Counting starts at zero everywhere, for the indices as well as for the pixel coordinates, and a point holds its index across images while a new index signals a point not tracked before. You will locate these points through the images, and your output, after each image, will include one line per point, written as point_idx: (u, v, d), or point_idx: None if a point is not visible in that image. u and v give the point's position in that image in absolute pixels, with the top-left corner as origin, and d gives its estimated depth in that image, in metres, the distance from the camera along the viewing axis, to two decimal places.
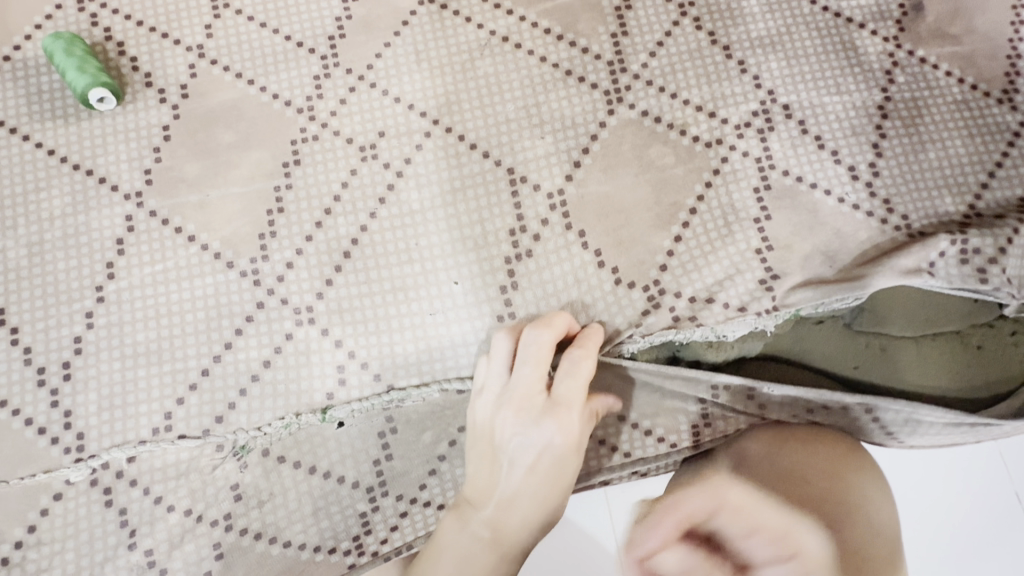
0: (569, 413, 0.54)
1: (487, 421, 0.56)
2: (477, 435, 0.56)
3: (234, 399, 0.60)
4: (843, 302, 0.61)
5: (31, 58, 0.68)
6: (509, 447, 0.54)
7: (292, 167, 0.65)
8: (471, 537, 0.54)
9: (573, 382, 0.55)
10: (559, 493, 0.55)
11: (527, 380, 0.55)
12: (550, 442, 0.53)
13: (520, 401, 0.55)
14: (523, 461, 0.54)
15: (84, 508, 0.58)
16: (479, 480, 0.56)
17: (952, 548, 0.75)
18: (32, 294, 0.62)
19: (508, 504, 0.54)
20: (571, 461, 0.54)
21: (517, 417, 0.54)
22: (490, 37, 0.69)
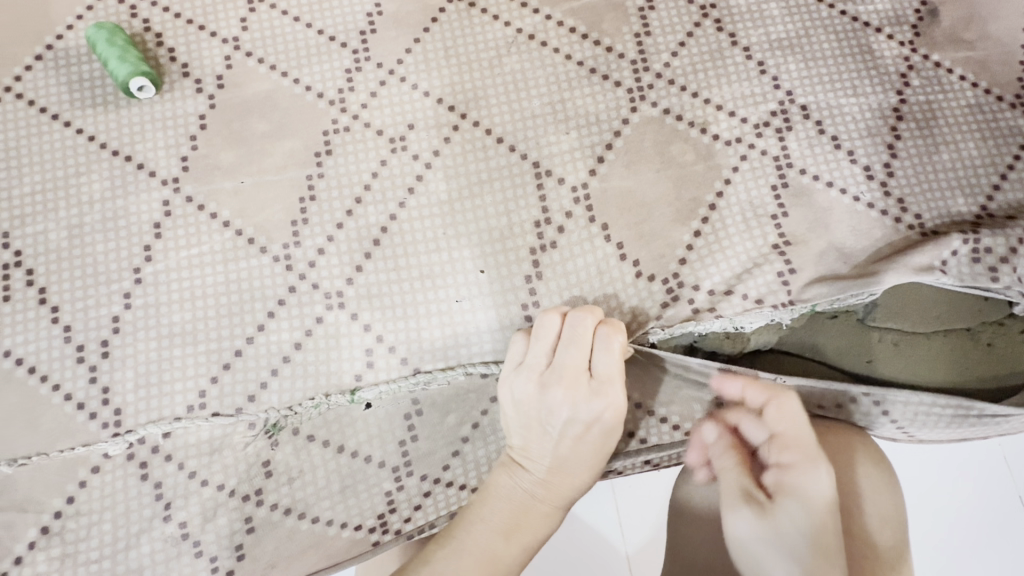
0: (614, 389, 0.57)
1: (532, 400, 0.57)
2: (522, 410, 0.58)
3: (266, 379, 0.62)
4: (858, 298, 0.63)
5: (73, 47, 0.70)
6: (558, 423, 0.56)
7: (324, 157, 0.68)
8: (515, 501, 0.57)
9: (613, 360, 0.57)
10: (600, 463, 0.58)
11: (574, 358, 0.57)
12: (599, 416, 0.56)
13: (568, 380, 0.57)
14: (570, 433, 0.57)
15: (121, 480, 0.60)
16: (524, 450, 0.58)
17: (955, 545, 0.77)
18: (72, 275, 0.64)
19: (557, 472, 0.57)
20: (616, 434, 0.57)
21: (565, 392, 0.56)
22: (516, 35, 0.71)
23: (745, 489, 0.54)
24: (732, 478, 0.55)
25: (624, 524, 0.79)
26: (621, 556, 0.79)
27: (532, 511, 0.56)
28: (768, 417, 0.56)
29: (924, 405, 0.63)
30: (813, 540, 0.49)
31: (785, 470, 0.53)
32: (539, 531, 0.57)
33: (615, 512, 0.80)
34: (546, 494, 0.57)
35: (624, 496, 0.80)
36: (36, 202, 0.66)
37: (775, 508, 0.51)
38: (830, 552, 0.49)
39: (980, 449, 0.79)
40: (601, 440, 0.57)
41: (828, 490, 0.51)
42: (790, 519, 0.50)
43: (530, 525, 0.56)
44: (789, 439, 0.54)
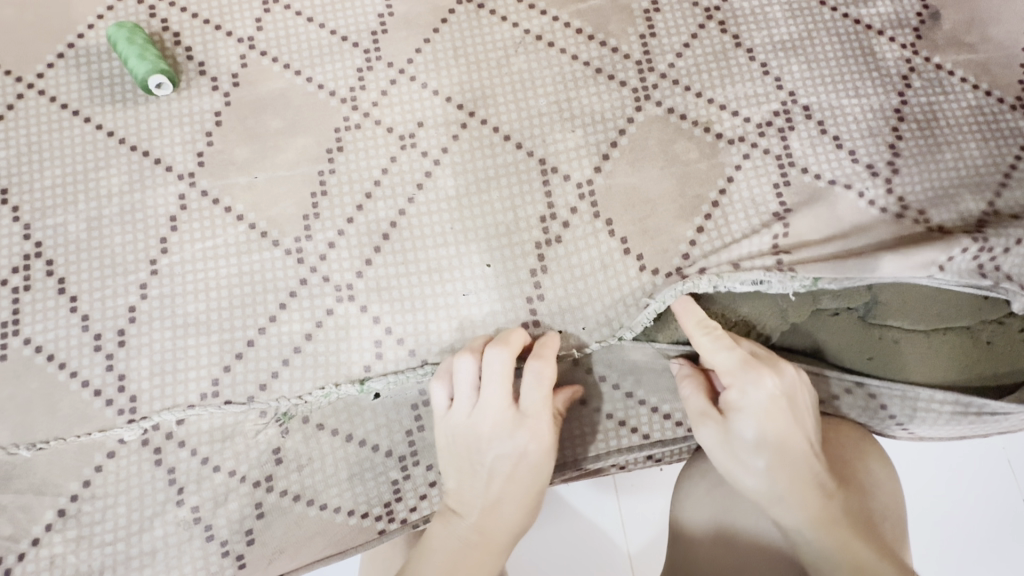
0: (540, 421, 0.58)
1: (460, 438, 0.59)
2: (454, 449, 0.59)
3: (277, 368, 0.64)
4: (853, 282, 0.64)
5: (94, 46, 0.72)
6: (489, 458, 0.58)
7: (335, 153, 0.69)
8: (453, 545, 0.56)
9: (537, 394, 0.59)
10: (535, 502, 0.58)
11: (498, 394, 0.59)
12: (524, 450, 0.58)
13: (492, 416, 0.59)
14: (499, 471, 0.58)
15: (136, 465, 0.62)
16: (458, 492, 0.59)
17: (956, 545, 0.77)
18: (91, 266, 0.66)
19: (490, 513, 0.57)
20: (547, 467, 0.58)
21: (493, 426, 0.58)
22: (524, 36, 0.73)
23: (705, 408, 0.58)
24: (693, 403, 0.59)
25: (626, 521, 0.80)
26: (621, 552, 0.80)
27: (474, 553, 0.55)
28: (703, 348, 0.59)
29: (922, 401, 0.64)
30: (768, 441, 0.54)
31: (737, 390, 0.57)
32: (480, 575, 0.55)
33: (616, 509, 0.81)
34: (482, 538, 0.56)
35: (625, 492, 0.81)
36: (56, 195, 0.68)
37: (732, 422, 0.56)
38: (786, 448, 0.54)
39: (982, 449, 0.80)
40: (531, 474, 0.57)
41: (769, 396, 0.56)
42: (745, 430, 0.55)
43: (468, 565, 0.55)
44: (730, 359, 0.58)
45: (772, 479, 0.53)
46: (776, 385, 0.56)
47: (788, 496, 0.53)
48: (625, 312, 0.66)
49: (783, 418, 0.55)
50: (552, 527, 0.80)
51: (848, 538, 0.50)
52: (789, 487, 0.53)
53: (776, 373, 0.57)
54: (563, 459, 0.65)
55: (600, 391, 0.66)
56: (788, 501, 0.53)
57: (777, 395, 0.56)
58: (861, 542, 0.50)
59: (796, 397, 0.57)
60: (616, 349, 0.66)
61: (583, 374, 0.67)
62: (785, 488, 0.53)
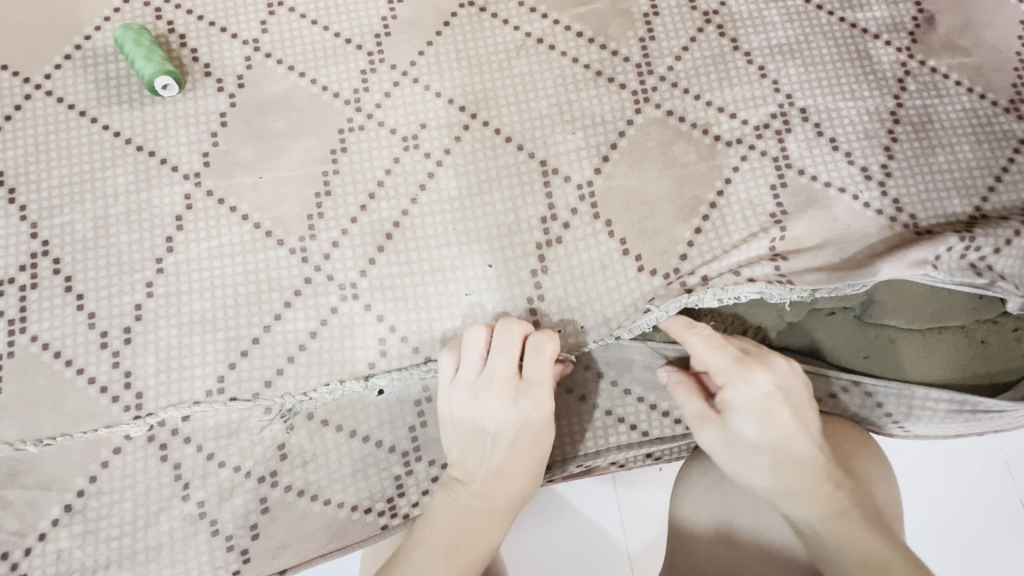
0: (541, 390, 0.58)
1: (463, 408, 0.59)
2: (456, 420, 0.59)
3: (282, 365, 0.65)
4: (853, 288, 0.65)
5: (101, 47, 0.73)
6: (491, 425, 0.58)
7: (339, 154, 0.70)
8: (454, 520, 0.56)
9: (541, 364, 0.59)
10: (537, 469, 0.58)
11: (501, 362, 0.60)
12: (526, 417, 0.57)
13: (496, 383, 0.59)
14: (502, 438, 0.57)
15: (141, 461, 0.63)
16: (462, 463, 0.59)
17: (953, 543, 0.78)
18: (98, 264, 0.67)
19: (492, 482, 0.57)
20: (547, 435, 0.58)
21: (494, 395, 0.58)
22: (526, 39, 0.74)
23: (702, 411, 0.58)
24: (689, 407, 0.59)
25: (625, 518, 0.81)
26: (622, 551, 0.80)
27: (474, 525, 0.55)
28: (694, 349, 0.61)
29: (918, 399, 0.65)
30: (768, 436, 0.54)
31: (730, 387, 0.57)
32: (481, 545, 0.55)
33: (616, 508, 0.82)
34: (484, 505, 0.56)
35: (625, 491, 0.82)
36: (63, 194, 0.69)
37: (730, 421, 0.56)
38: (786, 442, 0.54)
39: (978, 449, 0.81)
40: (532, 442, 0.57)
41: (764, 391, 0.56)
42: (742, 427, 0.55)
43: (469, 537, 0.55)
44: (722, 359, 0.59)
45: (776, 476, 0.54)
46: (768, 380, 0.57)
47: (794, 491, 0.53)
48: (624, 311, 0.66)
49: (780, 413, 0.55)
50: (553, 526, 0.81)
51: (857, 527, 0.50)
52: (795, 481, 0.53)
53: (767, 368, 0.58)
54: (564, 455, 0.66)
55: (600, 389, 0.67)
56: (795, 496, 0.53)
57: (769, 389, 0.56)
58: (870, 531, 0.50)
59: (790, 390, 0.57)
60: (616, 347, 0.68)
61: (584, 372, 0.68)
62: (791, 485, 0.53)
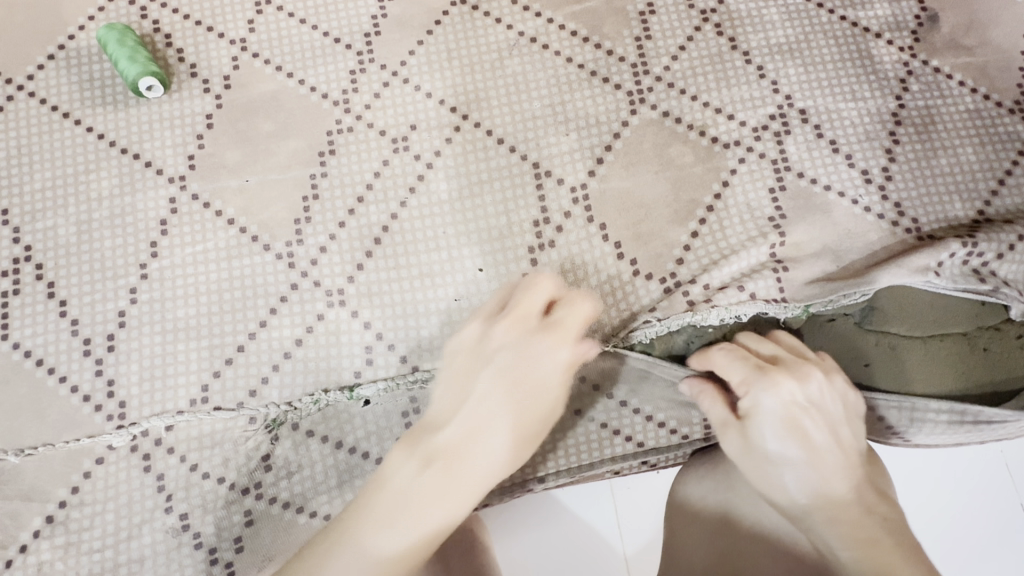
0: (563, 340, 0.54)
1: (477, 348, 0.55)
2: (460, 361, 0.55)
3: (267, 374, 0.63)
4: (851, 298, 0.64)
5: (84, 47, 0.71)
6: (497, 369, 0.53)
7: (327, 157, 0.69)
8: (409, 476, 0.49)
9: (571, 314, 0.55)
10: (526, 437, 0.53)
11: (531, 301, 0.55)
12: (544, 367, 0.54)
13: (521, 322, 0.55)
14: (502, 385, 0.53)
15: (124, 472, 0.61)
16: (439, 407, 0.54)
17: (953, 553, 0.77)
18: (81, 269, 0.66)
19: (468, 440, 0.51)
20: (552, 391, 0.54)
21: (512, 334, 0.54)
22: (519, 38, 0.72)
23: (728, 418, 0.58)
24: (715, 415, 0.59)
25: (622, 524, 0.80)
26: (618, 554, 0.79)
27: (426, 485, 0.49)
28: (717, 359, 0.60)
29: (920, 411, 0.63)
30: (796, 449, 0.54)
31: (755, 398, 0.56)
32: (428, 515, 0.48)
33: (613, 512, 0.80)
34: (448, 469, 0.50)
35: (621, 497, 0.81)
36: (47, 198, 0.67)
37: (753, 431, 0.56)
38: (814, 456, 0.54)
39: (983, 458, 0.79)
40: (537, 398, 0.53)
41: (790, 403, 0.55)
42: (767, 437, 0.55)
43: (420, 503, 0.48)
44: (744, 367, 0.58)
45: (804, 490, 0.53)
46: (792, 392, 0.56)
47: (825, 507, 0.52)
48: (618, 320, 0.65)
49: (810, 425, 0.55)
50: (549, 529, 0.79)
51: (879, 544, 0.48)
52: (822, 496, 0.52)
53: (795, 379, 0.57)
54: (556, 468, 0.65)
55: (594, 397, 0.66)
56: (825, 512, 0.52)
57: (795, 399, 0.56)
58: (898, 550, 0.48)
59: (822, 404, 0.56)
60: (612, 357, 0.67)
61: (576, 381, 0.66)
62: (817, 501, 0.52)
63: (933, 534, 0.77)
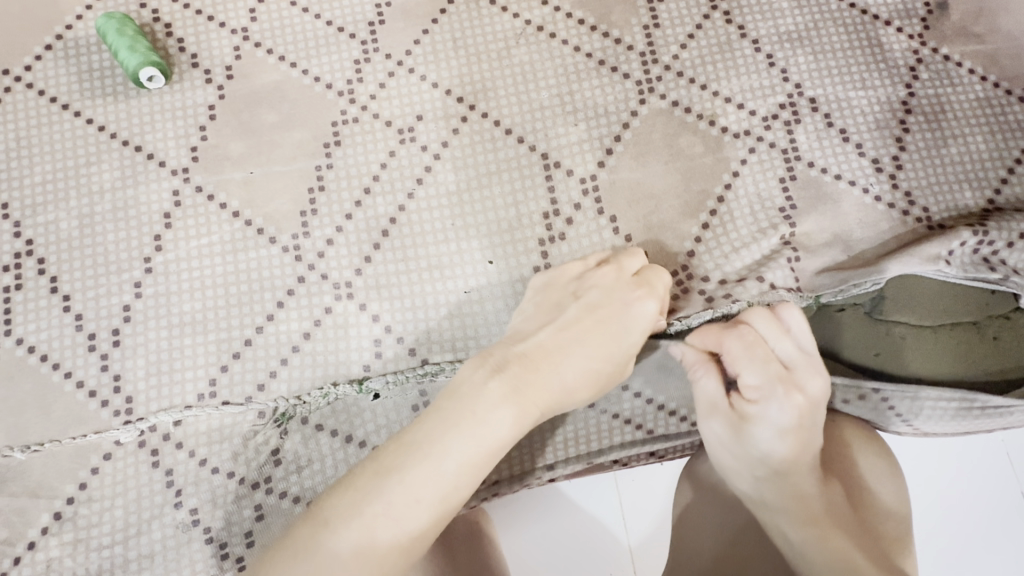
0: (649, 291, 0.57)
1: (559, 289, 0.59)
2: (544, 300, 0.58)
3: (275, 368, 0.63)
4: (862, 288, 0.63)
5: (83, 37, 0.70)
6: (577, 306, 0.56)
7: (332, 148, 0.68)
8: (469, 400, 0.49)
9: (658, 275, 0.59)
10: (597, 376, 0.54)
11: (630, 264, 0.60)
12: (623, 308, 0.56)
13: (611, 270, 0.59)
14: (578, 321, 0.55)
15: (132, 468, 0.61)
16: (521, 333, 0.56)
17: (954, 543, 0.77)
18: (84, 264, 0.65)
19: (527, 366, 0.52)
20: (632, 331, 0.55)
21: (605, 278, 0.58)
22: (525, 26, 0.71)
23: (718, 399, 0.59)
24: (708, 392, 0.59)
25: (627, 517, 0.80)
26: (623, 546, 0.79)
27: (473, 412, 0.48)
28: (732, 350, 0.58)
29: (930, 399, 0.63)
30: (778, 449, 0.56)
31: (752, 399, 0.57)
32: (474, 442, 0.47)
33: (619, 504, 0.80)
34: (511, 393, 0.50)
35: (627, 490, 0.81)
36: (47, 191, 0.66)
37: (740, 423, 0.57)
38: (792, 461, 0.56)
39: (984, 449, 0.79)
40: (612, 337, 0.54)
41: (789, 417, 0.56)
42: (752, 432, 0.57)
43: (469, 428, 0.48)
44: (754, 368, 0.58)
45: (769, 479, 0.56)
46: (797, 406, 0.56)
47: (786, 499, 0.55)
48: None
49: (803, 431, 0.56)
50: (555, 522, 0.79)
51: (832, 533, 0.52)
52: (787, 489, 0.55)
53: (803, 389, 0.57)
54: (565, 455, 0.65)
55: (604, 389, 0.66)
56: (783, 500, 0.55)
57: (800, 409, 0.56)
58: (850, 542, 0.51)
59: (815, 414, 0.57)
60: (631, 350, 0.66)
61: None
62: (777, 493, 0.55)
63: (935, 524, 0.77)
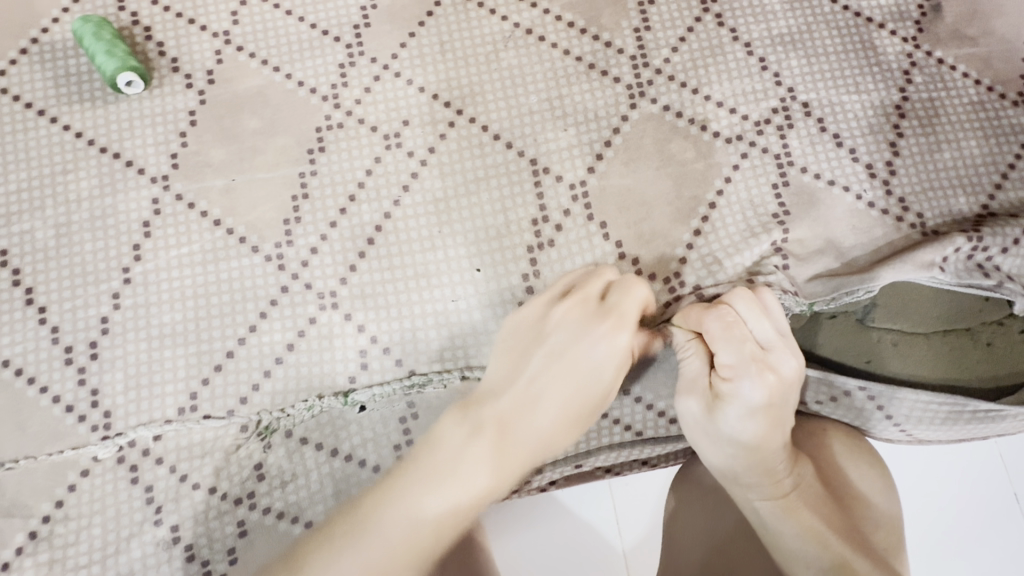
0: (620, 325, 0.54)
1: (524, 330, 0.56)
2: (510, 344, 0.55)
3: (258, 380, 0.61)
4: (853, 296, 0.62)
5: (59, 41, 0.68)
6: (544, 352, 0.54)
7: (317, 154, 0.66)
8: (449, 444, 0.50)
9: (629, 300, 0.55)
10: (575, 420, 0.53)
11: (591, 289, 0.56)
12: (591, 351, 0.53)
13: (576, 304, 0.55)
14: (548, 369, 0.53)
15: (110, 484, 0.59)
16: (496, 383, 0.54)
17: (951, 555, 0.76)
18: (60, 274, 0.63)
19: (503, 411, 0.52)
20: (604, 372, 0.53)
21: (568, 316, 0.55)
22: (514, 30, 0.70)
23: (701, 376, 0.58)
24: (694, 369, 0.58)
25: (621, 524, 0.79)
26: (617, 551, 0.78)
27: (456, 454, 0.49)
28: (711, 329, 0.57)
29: (926, 405, 0.62)
30: (748, 431, 0.55)
31: (727, 379, 0.56)
32: (457, 483, 0.48)
33: (612, 508, 0.79)
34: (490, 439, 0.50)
35: (620, 497, 0.80)
36: (22, 200, 0.64)
37: (715, 403, 0.56)
38: (762, 442, 0.55)
39: (979, 456, 0.79)
40: (584, 381, 0.53)
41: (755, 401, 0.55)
42: (725, 414, 0.56)
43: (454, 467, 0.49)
44: (729, 348, 0.56)
45: (739, 459, 0.56)
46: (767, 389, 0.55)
47: (756, 479, 0.56)
48: None
49: (773, 412, 0.55)
50: (546, 528, 0.78)
51: (802, 514, 0.55)
52: (757, 470, 0.55)
53: (778, 370, 0.55)
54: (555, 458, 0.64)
55: None
56: (753, 479, 0.56)
57: (771, 388, 0.55)
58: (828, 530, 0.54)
59: (788, 394, 0.56)
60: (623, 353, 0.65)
61: None
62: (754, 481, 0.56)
63: (931, 533, 0.77)
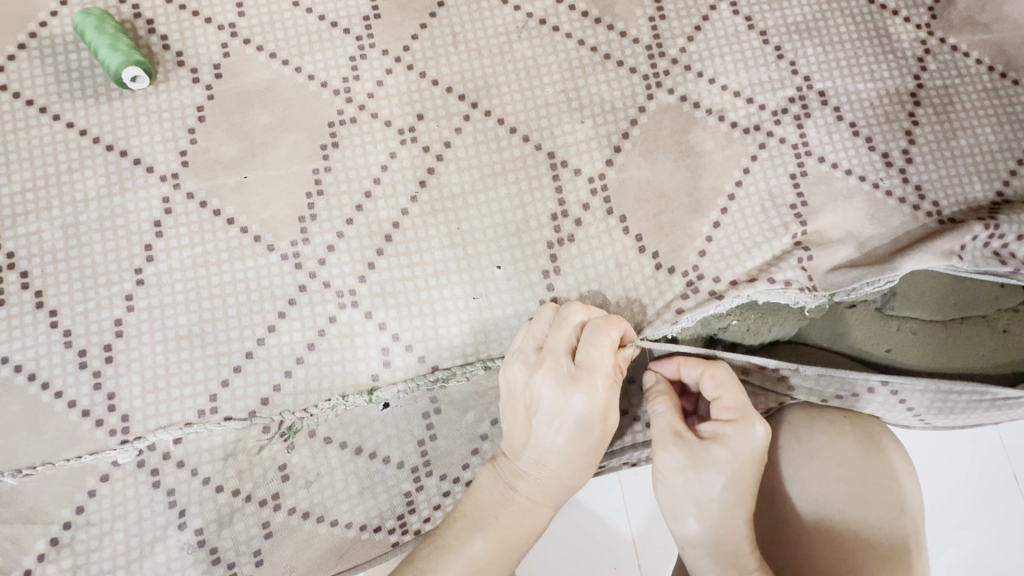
0: (593, 380, 0.54)
1: (516, 387, 0.57)
2: (510, 404, 0.57)
3: (279, 381, 0.60)
4: (875, 286, 0.63)
5: (59, 35, 0.66)
6: (535, 411, 0.55)
7: (330, 150, 0.65)
8: (485, 511, 0.55)
9: (599, 350, 0.55)
10: (580, 466, 0.55)
11: (558, 341, 0.56)
12: (572, 406, 0.54)
13: (549, 359, 0.55)
14: (543, 427, 0.55)
15: (132, 489, 0.58)
16: (512, 440, 0.57)
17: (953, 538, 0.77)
18: (70, 277, 0.61)
19: (525, 480, 0.55)
20: (592, 428, 0.54)
21: (545, 378, 0.55)
22: (527, 20, 0.69)
23: (673, 435, 0.58)
24: (663, 423, 0.59)
25: (630, 515, 0.79)
26: (626, 540, 0.79)
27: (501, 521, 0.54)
28: (705, 385, 0.59)
29: (943, 392, 0.62)
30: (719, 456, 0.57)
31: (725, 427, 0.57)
32: (492, 544, 0.53)
33: (618, 498, 0.80)
34: (524, 503, 0.55)
35: (629, 488, 0.80)
36: (27, 201, 0.63)
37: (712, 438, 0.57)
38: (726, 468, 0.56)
39: (982, 443, 0.80)
40: (574, 434, 0.54)
41: (755, 449, 0.56)
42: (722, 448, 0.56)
43: (491, 530, 0.54)
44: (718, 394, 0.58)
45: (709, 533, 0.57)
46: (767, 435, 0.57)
47: (716, 552, 0.56)
48: (642, 314, 0.63)
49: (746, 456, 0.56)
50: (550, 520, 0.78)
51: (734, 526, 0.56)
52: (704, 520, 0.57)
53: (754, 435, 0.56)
54: None
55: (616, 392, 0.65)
56: (721, 558, 0.56)
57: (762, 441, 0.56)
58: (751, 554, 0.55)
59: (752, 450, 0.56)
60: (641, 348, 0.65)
61: None
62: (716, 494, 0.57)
63: (936, 525, 0.78)
